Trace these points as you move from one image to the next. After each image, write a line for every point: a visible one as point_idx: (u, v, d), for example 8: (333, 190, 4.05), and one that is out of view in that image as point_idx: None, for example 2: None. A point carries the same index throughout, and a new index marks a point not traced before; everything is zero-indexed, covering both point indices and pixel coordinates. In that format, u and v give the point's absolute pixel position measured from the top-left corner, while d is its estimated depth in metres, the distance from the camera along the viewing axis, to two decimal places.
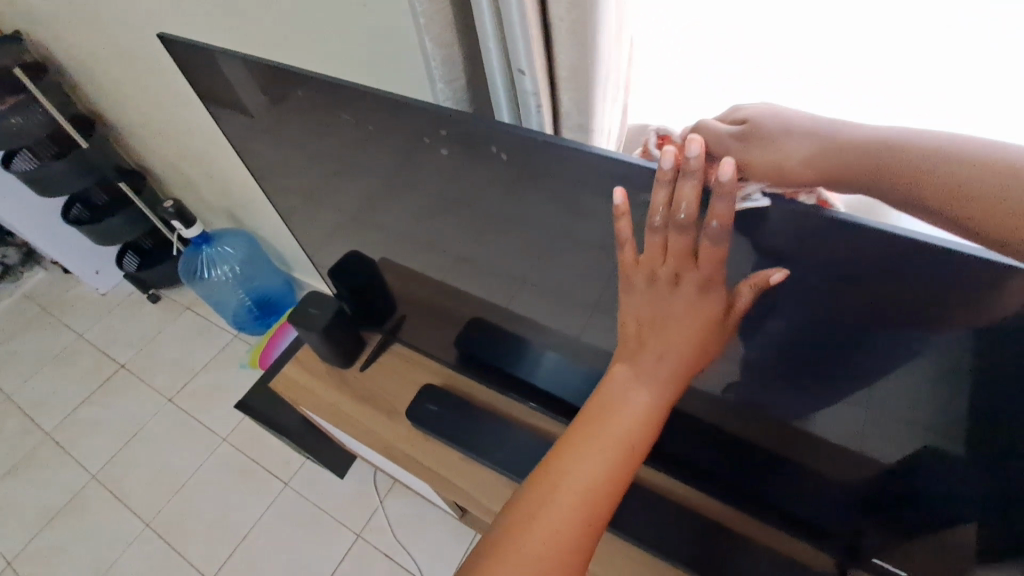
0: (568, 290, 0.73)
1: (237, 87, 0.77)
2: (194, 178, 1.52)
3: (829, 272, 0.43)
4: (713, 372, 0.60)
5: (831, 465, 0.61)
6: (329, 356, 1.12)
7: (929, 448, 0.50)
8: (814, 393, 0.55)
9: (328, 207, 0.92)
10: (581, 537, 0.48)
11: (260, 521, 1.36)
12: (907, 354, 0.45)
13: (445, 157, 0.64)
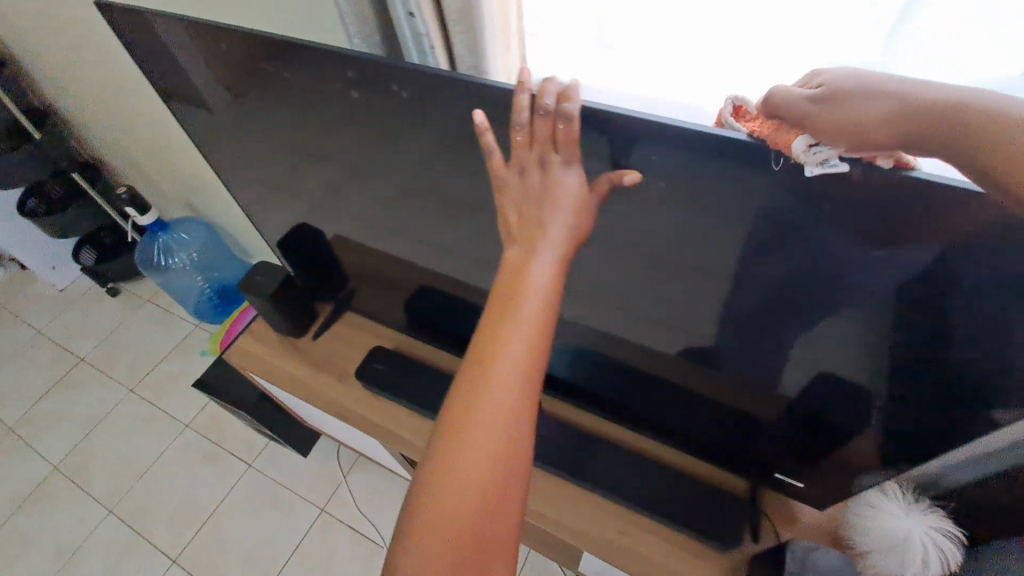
0: (487, 246, 0.65)
1: (194, 74, 0.64)
2: (148, 165, 1.47)
3: (758, 186, 0.39)
4: (629, 294, 0.57)
5: (746, 397, 0.62)
6: (277, 326, 1.00)
7: (828, 360, 0.50)
8: (724, 314, 0.52)
9: (260, 179, 0.81)
10: (498, 494, 0.38)
11: (224, 503, 1.34)
12: (808, 270, 0.43)
13: (358, 102, 0.54)
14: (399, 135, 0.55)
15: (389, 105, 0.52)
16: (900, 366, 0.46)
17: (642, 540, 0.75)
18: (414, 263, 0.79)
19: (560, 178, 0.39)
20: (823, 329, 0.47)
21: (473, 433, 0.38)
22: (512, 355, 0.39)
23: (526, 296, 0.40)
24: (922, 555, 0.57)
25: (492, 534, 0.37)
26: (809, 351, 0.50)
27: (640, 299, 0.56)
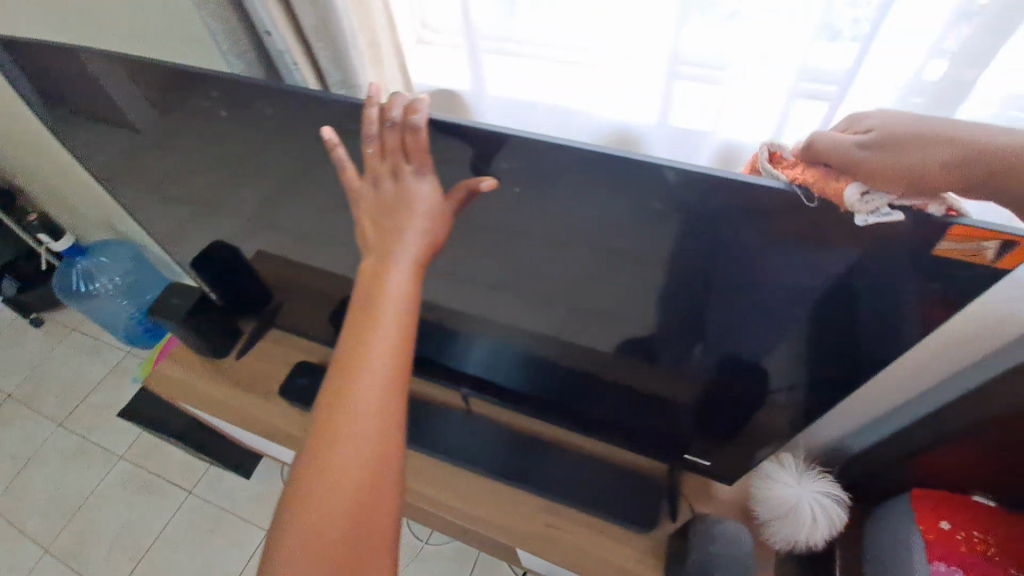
0: None
1: (123, 101, 0.64)
2: (64, 189, 1.41)
3: (607, 186, 0.43)
4: (524, 291, 0.60)
5: (650, 379, 0.65)
6: (197, 347, 0.99)
7: (706, 338, 0.54)
8: (615, 303, 0.55)
9: (172, 199, 0.80)
10: (376, 479, 0.39)
11: (164, 532, 1.29)
12: (674, 261, 0.46)
13: (249, 114, 0.55)
14: (296, 144, 0.57)
15: (278, 116, 0.55)
16: (782, 336, 0.50)
17: (567, 529, 0.77)
18: (331, 274, 0.80)
19: (415, 184, 0.41)
20: (695, 309, 0.51)
21: (344, 434, 0.39)
22: (380, 356, 0.40)
23: (390, 299, 0.41)
24: (812, 520, 0.64)
25: (375, 518, 0.39)
26: (685, 330, 0.54)
27: (534, 294, 0.59)
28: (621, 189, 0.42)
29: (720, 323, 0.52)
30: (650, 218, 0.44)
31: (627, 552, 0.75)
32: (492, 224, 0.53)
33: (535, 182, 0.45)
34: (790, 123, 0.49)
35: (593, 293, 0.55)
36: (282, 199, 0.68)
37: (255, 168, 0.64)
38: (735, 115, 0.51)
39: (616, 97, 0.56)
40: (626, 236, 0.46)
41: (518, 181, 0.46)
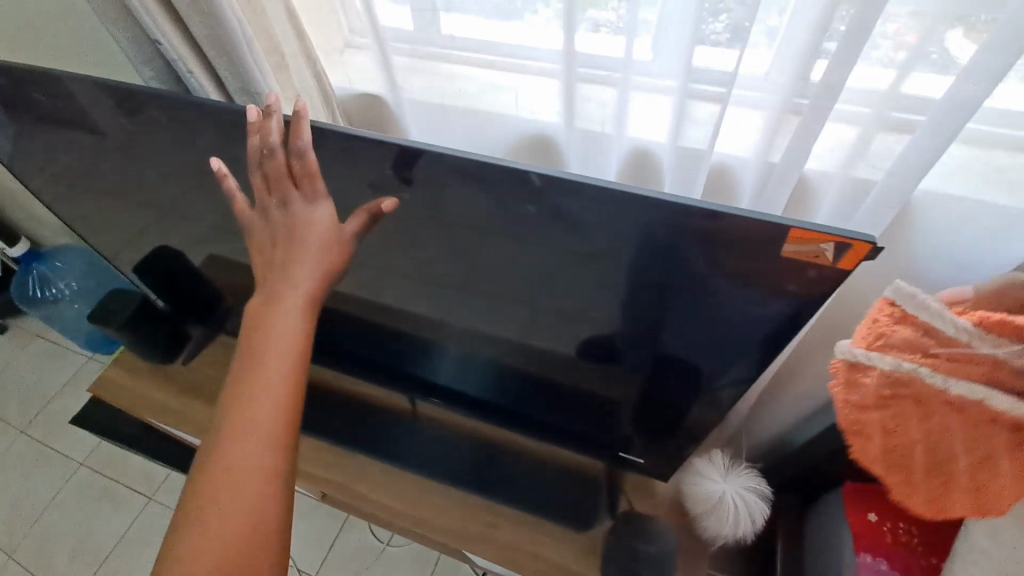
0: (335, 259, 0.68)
1: (86, 99, 0.63)
2: (20, 195, 1.40)
3: (522, 190, 0.45)
4: (456, 293, 0.61)
5: (584, 379, 0.66)
6: (142, 353, 0.98)
7: (629, 336, 0.55)
8: (543, 302, 0.56)
9: (119, 205, 0.80)
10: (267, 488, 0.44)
11: (124, 540, 1.28)
12: (589, 262, 0.48)
13: (190, 120, 0.57)
14: (232, 148, 0.58)
15: (201, 120, 0.56)
16: (696, 334, 0.51)
17: (509, 530, 0.78)
18: None
19: (304, 213, 0.49)
20: (615, 309, 0.52)
21: (239, 431, 0.45)
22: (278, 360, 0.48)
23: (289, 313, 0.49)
24: (733, 512, 0.66)
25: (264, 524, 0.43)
26: (604, 329, 0.56)
27: (458, 294, 0.61)
28: (503, 185, 0.45)
29: (625, 320, 0.54)
30: (533, 213, 0.46)
31: (567, 552, 0.75)
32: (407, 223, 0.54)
33: (457, 181, 0.47)
34: (692, 125, 0.51)
35: (510, 290, 0.57)
36: (220, 201, 0.70)
37: (192, 170, 0.66)
38: (642, 116, 0.54)
39: (526, 102, 0.59)
40: (521, 231, 0.49)
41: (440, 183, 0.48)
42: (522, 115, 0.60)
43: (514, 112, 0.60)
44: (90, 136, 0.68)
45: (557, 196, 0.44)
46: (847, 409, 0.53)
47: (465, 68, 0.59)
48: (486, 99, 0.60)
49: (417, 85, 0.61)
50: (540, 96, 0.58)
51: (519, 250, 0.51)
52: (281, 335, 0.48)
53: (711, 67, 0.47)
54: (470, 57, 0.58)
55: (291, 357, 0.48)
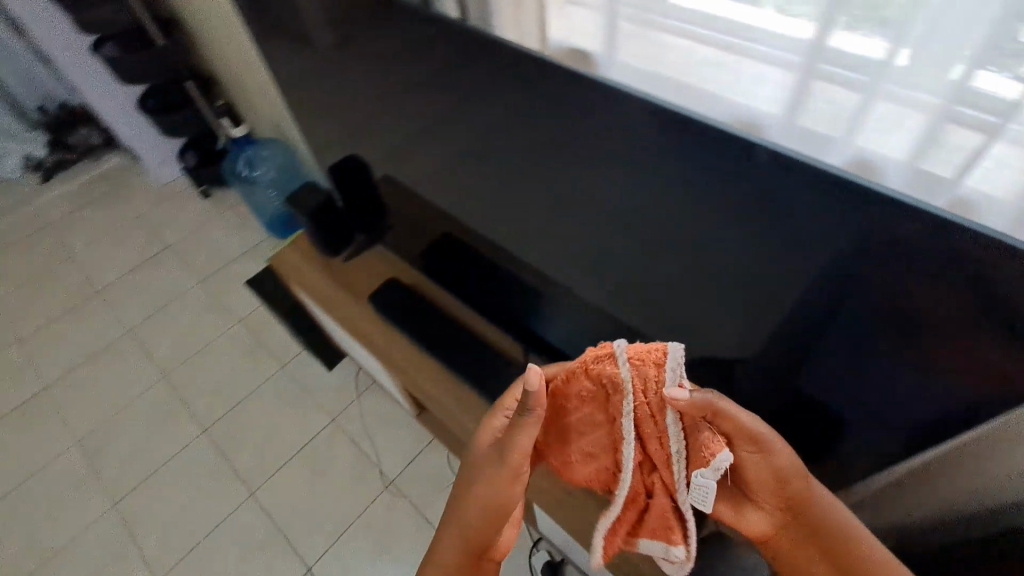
0: (512, 199, 0.73)
1: (307, 17, 0.75)
2: (247, 87, 1.64)
3: (736, 168, 0.45)
4: (628, 254, 0.64)
5: (722, 372, 0.66)
6: (315, 240, 1.14)
7: (792, 340, 0.54)
8: (712, 286, 0.57)
9: (333, 111, 0.91)
10: None
11: (254, 392, 1.51)
12: (780, 253, 0.48)
13: (421, 41, 0.63)
14: (451, 78, 0.63)
15: (431, 45, 0.62)
16: (870, 358, 0.49)
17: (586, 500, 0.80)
18: (440, 204, 0.88)
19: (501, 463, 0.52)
20: (789, 310, 0.52)
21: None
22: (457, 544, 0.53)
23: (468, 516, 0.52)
24: None
25: None
26: (769, 330, 0.55)
27: (621, 251, 0.64)
28: (714, 158, 0.46)
29: (787, 320, 0.52)
30: (738, 189, 0.46)
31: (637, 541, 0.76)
32: (596, 172, 0.57)
33: (673, 149, 0.48)
34: (936, 149, 0.45)
35: (674, 262, 0.58)
36: (416, 125, 0.77)
37: (401, 92, 0.73)
38: (875, 132, 0.47)
39: (736, 88, 0.53)
40: (713, 206, 0.49)
41: (653, 145, 0.50)
42: (725, 99, 0.54)
43: (717, 93, 0.54)
44: (328, 46, 0.78)
45: (769, 179, 0.43)
46: (584, 364, 0.45)
47: (675, 40, 0.53)
48: (690, 75, 0.55)
49: (622, 47, 0.57)
50: (753, 82, 0.51)
51: (700, 225, 0.52)
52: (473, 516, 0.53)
53: (995, 93, 0.40)
54: (684, 27, 0.52)
55: (466, 540, 0.53)
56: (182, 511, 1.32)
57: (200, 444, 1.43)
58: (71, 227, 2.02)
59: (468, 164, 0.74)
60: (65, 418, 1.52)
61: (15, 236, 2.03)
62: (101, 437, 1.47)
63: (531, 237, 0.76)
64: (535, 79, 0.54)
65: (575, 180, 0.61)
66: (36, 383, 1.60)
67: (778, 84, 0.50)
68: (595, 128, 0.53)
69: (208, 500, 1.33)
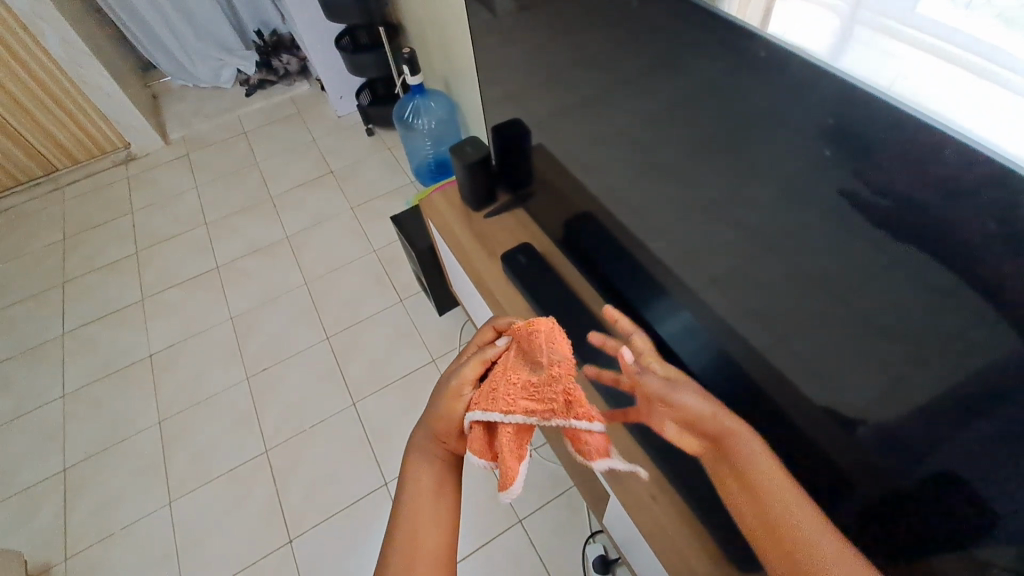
0: (671, 191, 0.72)
1: None
2: (430, 41, 1.75)
3: (947, 201, 0.41)
4: (782, 270, 0.60)
5: (852, 419, 0.60)
6: (463, 192, 1.20)
7: (951, 406, 0.48)
8: (875, 325, 0.53)
9: (511, 73, 0.95)
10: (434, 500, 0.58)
11: (373, 317, 1.65)
12: (972, 305, 0.43)
13: (624, 19, 0.63)
14: (645, 56, 0.63)
15: (636, 17, 0.61)
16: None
17: (663, 507, 0.78)
18: (589, 181, 0.90)
19: (452, 379, 0.62)
20: (960, 372, 0.46)
21: (406, 500, 0.58)
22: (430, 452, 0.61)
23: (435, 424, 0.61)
24: None
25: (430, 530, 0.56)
26: (928, 388, 0.50)
27: (781, 266, 0.60)
28: (942, 184, 0.41)
29: (969, 386, 0.46)
30: (961, 224, 0.41)
31: (706, 566, 0.73)
32: (784, 177, 0.54)
33: (876, 168, 0.45)
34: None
35: (848, 290, 0.53)
36: (591, 98, 0.78)
37: (588, 59, 0.73)
38: None
39: (989, 109, 0.39)
40: (923, 237, 0.44)
41: (852, 159, 0.46)
42: (964, 118, 0.41)
43: (954, 114, 0.41)
44: (526, 10, 0.81)
45: (1011, 220, 0.37)
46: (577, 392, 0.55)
47: (916, 51, 0.42)
48: (927, 86, 0.43)
49: (847, 47, 0.47)
50: (1011, 103, 0.38)
51: (894, 259, 0.47)
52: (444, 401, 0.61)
53: None
54: (943, 31, 0.41)
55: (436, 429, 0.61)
56: (295, 399, 1.51)
57: (321, 348, 1.61)
58: (262, 138, 2.34)
59: (636, 144, 0.73)
60: (225, 295, 1.79)
61: (219, 136, 2.39)
62: (249, 318, 1.72)
63: (681, 231, 0.74)
64: (737, 70, 0.53)
65: (753, 182, 0.58)
66: (212, 260, 1.90)
67: None
68: (799, 129, 0.50)
69: (317, 397, 1.51)
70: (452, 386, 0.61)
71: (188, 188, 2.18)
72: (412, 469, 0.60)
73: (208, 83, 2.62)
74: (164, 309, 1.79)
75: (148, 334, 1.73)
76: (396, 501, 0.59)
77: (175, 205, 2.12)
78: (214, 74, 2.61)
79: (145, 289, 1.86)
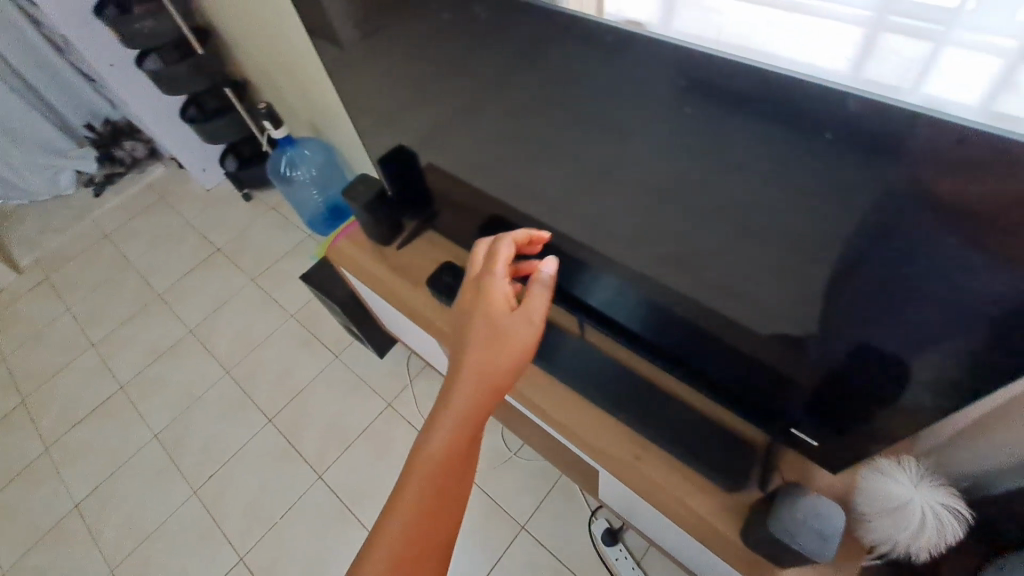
0: (566, 178, 0.75)
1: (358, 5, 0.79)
2: (283, 88, 1.69)
3: (795, 119, 0.45)
4: (681, 221, 0.65)
5: (773, 333, 0.67)
6: (368, 231, 1.15)
7: (849, 296, 0.54)
8: (770, 248, 0.58)
9: (380, 102, 0.95)
10: (466, 441, 0.58)
11: (314, 381, 1.57)
12: (843, 207, 0.48)
13: (474, 29, 0.66)
14: (504, 58, 0.66)
15: (487, 26, 0.64)
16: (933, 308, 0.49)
17: (648, 465, 0.82)
18: (487, 185, 0.92)
19: (517, 314, 0.61)
20: (851, 266, 0.52)
21: (430, 447, 0.57)
22: (447, 424, 0.58)
23: (478, 371, 0.59)
24: (918, 522, 0.59)
25: (458, 482, 0.58)
26: (830, 288, 0.55)
27: (680, 208, 0.63)
28: (782, 109, 0.45)
29: (871, 281, 0.51)
30: (808, 141, 0.46)
31: (705, 502, 0.76)
32: (662, 132, 0.57)
33: (729, 110, 0.49)
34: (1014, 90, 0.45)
35: (744, 220, 0.57)
36: (465, 108, 0.80)
37: (452, 70, 0.74)
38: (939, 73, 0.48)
39: (804, 43, 0.54)
40: (784, 157, 0.49)
41: (707, 107, 0.51)
42: (793, 60, 0.55)
43: (783, 55, 0.56)
44: (374, 36, 0.80)
45: (846, 125, 0.43)
46: None
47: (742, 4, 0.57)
48: (758, 38, 0.57)
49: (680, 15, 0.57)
50: (818, 35, 0.53)
51: (771, 183, 0.52)
52: (490, 335, 0.60)
53: None
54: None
55: (478, 384, 0.59)
56: (256, 494, 1.41)
57: (267, 431, 1.50)
58: (129, 236, 2.13)
59: (521, 140, 0.76)
60: (142, 413, 1.62)
61: (78, 248, 2.15)
62: (177, 428, 1.57)
63: (585, 211, 0.77)
64: (590, 55, 0.57)
65: (634, 150, 0.62)
66: (115, 381, 1.71)
67: (842, 35, 0.52)
68: (663, 82, 0.53)
69: (279, 484, 1.41)
70: (515, 322, 0.61)
71: (59, 313, 1.94)
72: (447, 414, 0.59)
73: (47, 195, 2.35)
74: (78, 451, 1.58)
75: (65, 483, 1.53)
76: (422, 444, 0.58)
77: (49, 336, 1.88)
78: (51, 183, 2.34)
79: (45, 436, 1.63)
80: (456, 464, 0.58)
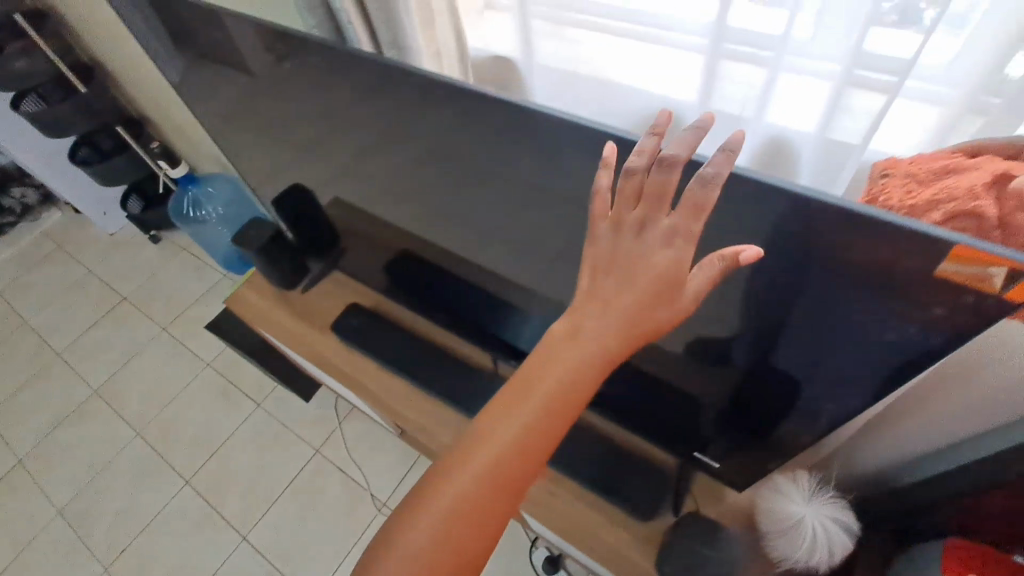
0: (451, 217, 0.72)
1: (218, 47, 0.74)
2: (182, 124, 1.59)
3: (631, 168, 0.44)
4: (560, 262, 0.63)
5: (665, 366, 0.65)
6: (268, 276, 1.08)
7: (721, 333, 0.53)
8: None
9: (261, 144, 0.89)
10: (533, 439, 0.42)
11: (234, 434, 1.47)
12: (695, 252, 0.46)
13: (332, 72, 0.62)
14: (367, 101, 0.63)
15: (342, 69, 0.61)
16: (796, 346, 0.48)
17: (565, 502, 0.79)
18: (381, 223, 0.88)
19: (664, 287, 0.39)
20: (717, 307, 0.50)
21: (493, 425, 0.43)
22: (523, 412, 0.42)
23: (573, 356, 0.42)
24: (809, 538, 0.59)
25: (507, 486, 0.43)
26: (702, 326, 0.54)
27: (552, 248, 0.61)
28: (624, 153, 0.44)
29: (725, 322, 0.51)
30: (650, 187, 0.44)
31: (620, 536, 0.75)
32: (524, 174, 0.55)
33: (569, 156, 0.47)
34: (847, 115, 0.52)
35: None
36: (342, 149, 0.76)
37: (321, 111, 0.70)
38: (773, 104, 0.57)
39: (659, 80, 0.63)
40: None
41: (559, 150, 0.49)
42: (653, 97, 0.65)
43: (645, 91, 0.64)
44: (240, 77, 0.75)
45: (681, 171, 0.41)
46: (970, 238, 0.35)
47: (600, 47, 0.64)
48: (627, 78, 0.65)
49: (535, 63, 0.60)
50: (672, 75, 0.61)
51: None
52: (602, 310, 0.41)
53: (883, 50, 0.47)
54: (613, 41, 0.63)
55: (564, 374, 0.42)
56: (175, 566, 1.29)
57: (184, 495, 1.39)
58: (23, 291, 1.95)
59: (402, 181, 0.73)
60: (43, 489, 1.46)
61: None
62: (84, 501, 1.43)
63: (475, 249, 0.74)
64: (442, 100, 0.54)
65: (504, 190, 0.60)
66: (9, 456, 1.54)
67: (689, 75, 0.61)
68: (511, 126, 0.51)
69: (200, 551, 1.30)
70: (653, 300, 0.40)
71: None
72: (525, 393, 0.43)
73: None
74: None
75: None
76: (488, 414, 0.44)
77: None
78: None
79: None
80: (515, 465, 0.42)
